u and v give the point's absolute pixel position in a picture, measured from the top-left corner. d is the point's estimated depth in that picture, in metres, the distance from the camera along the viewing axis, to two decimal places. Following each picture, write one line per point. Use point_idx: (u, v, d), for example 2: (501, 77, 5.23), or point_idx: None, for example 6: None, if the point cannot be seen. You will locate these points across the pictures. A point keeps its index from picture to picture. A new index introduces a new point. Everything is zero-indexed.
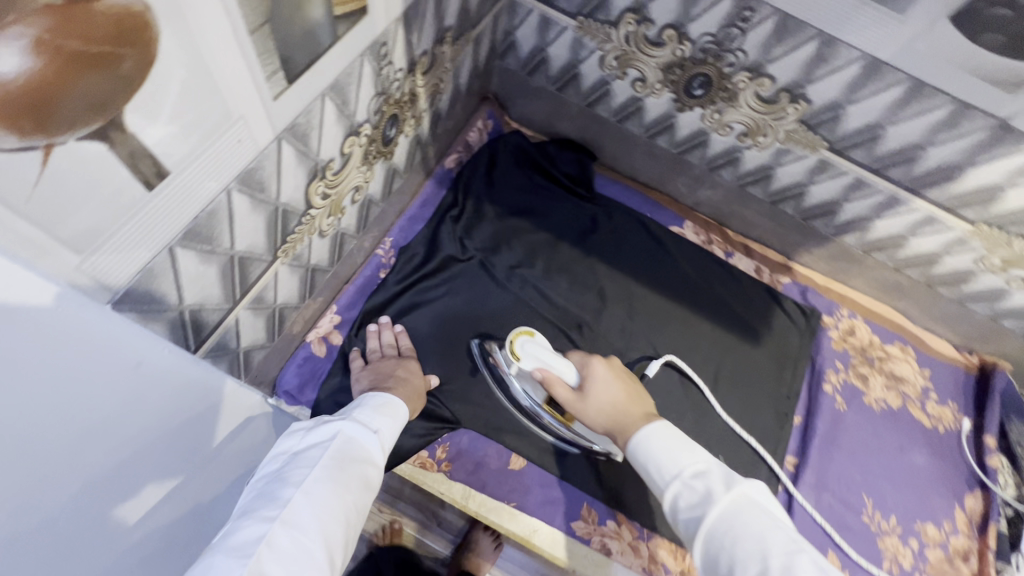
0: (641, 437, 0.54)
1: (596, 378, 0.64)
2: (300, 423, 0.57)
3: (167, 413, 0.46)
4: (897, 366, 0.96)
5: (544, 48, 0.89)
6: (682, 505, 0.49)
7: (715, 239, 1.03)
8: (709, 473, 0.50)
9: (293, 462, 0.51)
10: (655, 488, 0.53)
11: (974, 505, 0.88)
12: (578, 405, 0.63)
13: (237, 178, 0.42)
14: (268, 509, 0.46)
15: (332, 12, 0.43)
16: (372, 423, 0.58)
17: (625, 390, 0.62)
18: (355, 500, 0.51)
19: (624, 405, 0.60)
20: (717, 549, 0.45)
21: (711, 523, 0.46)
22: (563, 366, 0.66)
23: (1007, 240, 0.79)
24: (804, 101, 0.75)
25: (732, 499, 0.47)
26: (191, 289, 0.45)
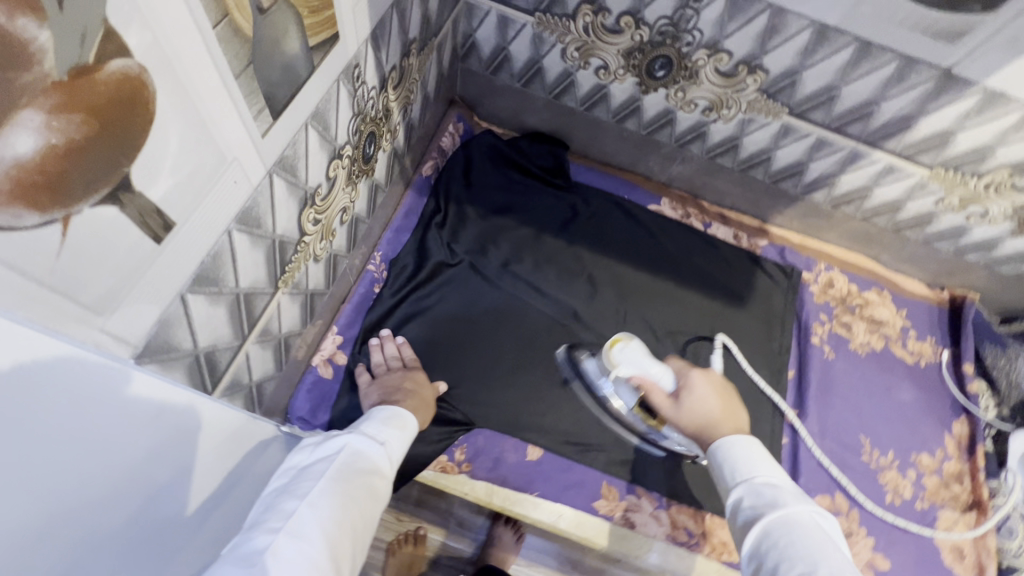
0: (724, 441, 0.57)
1: (695, 390, 0.64)
2: (307, 440, 0.59)
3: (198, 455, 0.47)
4: (877, 311, 1.01)
5: (505, 46, 0.90)
6: (745, 503, 0.51)
7: (692, 212, 1.06)
8: (781, 484, 0.52)
9: (301, 475, 0.53)
10: (723, 486, 0.55)
11: (961, 430, 0.94)
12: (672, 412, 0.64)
13: (235, 219, 0.43)
14: (274, 521, 0.47)
15: (307, 44, 0.43)
16: (380, 435, 0.60)
17: (722, 403, 0.63)
18: (361, 511, 0.52)
19: (719, 418, 0.61)
20: (770, 545, 0.47)
21: (772, 522, 0.48)
22: (660, 373, 0.66)
23: (963, 180, 0.84)
24: (762, 71, 0.78)
25: (798, 511, 0.48)
26: (204, 332, 0.45)
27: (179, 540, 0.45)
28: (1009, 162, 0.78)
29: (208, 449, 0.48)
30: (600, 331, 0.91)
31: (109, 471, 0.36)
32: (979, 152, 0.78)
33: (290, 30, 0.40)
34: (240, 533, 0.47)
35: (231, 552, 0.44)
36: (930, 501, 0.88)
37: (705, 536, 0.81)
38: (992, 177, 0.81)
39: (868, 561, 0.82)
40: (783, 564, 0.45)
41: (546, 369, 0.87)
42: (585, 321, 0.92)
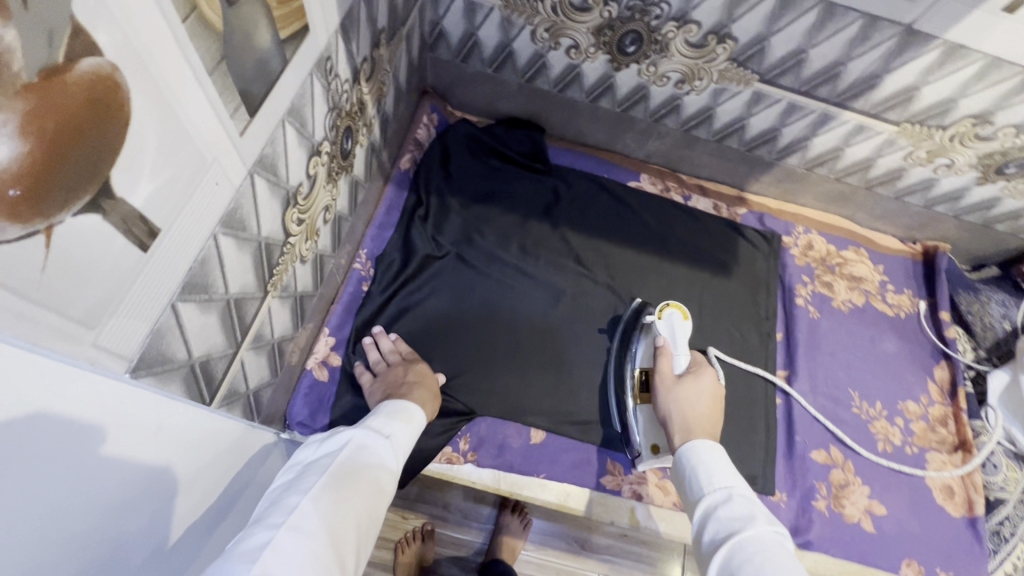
0: (704, 448, 0.61)
1: (701, 381, 0.73)
2: (313, 436, 0.58)
3: (202, 464, 0.46)
4: (855, 268, 1.04)
5: (474, 32, 0.89)
6: (720, 516, 0.53)
7: (671, 186, 1.07)
8: (755, 502, 0.53)
9: (306, 471, 0.52)
10: (696, 499, 0.57)
11: (943, 375, 0.97)
12: (669, 384, 0.73)
13: (220, 222, 0.42)
14: (277, 516, 0.45)
15: (278, 37, 0.42)
16: (385, 429, 0.61)
17: (710, 407, 0.70)
18: (366, 504, 0.51)
19: (699, 418, 0.68)
20: (742, 556, 0.48)
21: (744, 534, 0.49)
22: (683, 355, 0.77)
23: (929, 133, 0.86)
24: (731, 40, 0.79)
25: (770, 528, 0.50)
26: (198, 341, 0.44)
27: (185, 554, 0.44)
28: (972, 112, 0.80)
29: (211, 458, 0.47)
30: (592, 310, 0.92)
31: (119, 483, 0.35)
32: (943, 105, 0.81)
33: (261, 22, 0.39)
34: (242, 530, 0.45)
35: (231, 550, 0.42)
36: (919, 445, 0.91)
37: None
38: (957, 129, 0.84)
39: (865, 508, 0.85)
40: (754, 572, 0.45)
41: (542, 352, 0.88)
42: (577, 302, 0.92)
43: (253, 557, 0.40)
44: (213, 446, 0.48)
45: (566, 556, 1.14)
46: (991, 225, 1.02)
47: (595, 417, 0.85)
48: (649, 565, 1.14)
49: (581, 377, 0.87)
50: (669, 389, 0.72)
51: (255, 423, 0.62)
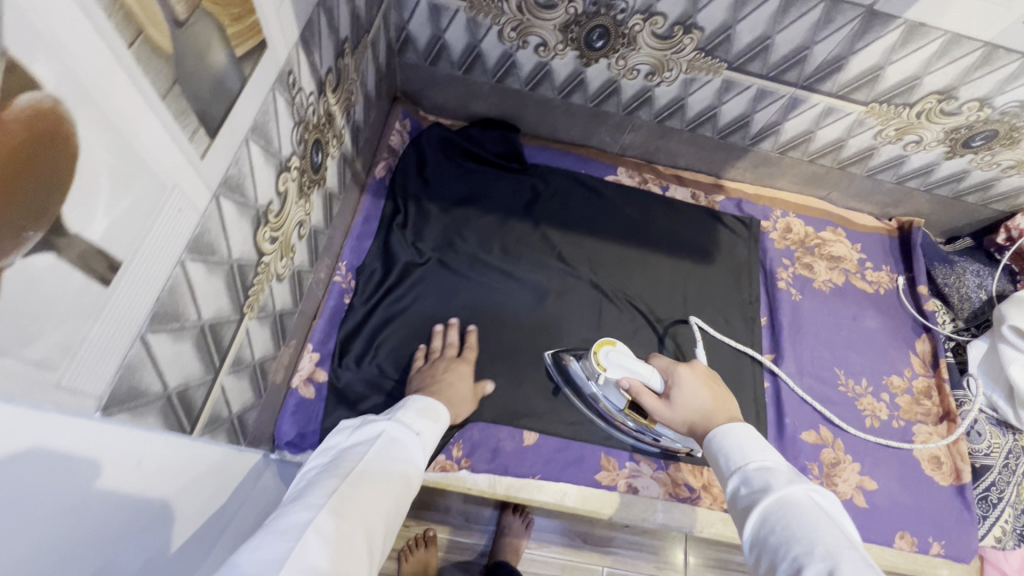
0: (720, 433, 0.59)
1: (683, 385, 0.67)
2: (347, 422, 0.62)
3: (174, 490, 0.45)
4: (834, 248, 1.06)
5: (441, 35, 0.88)
6: (743, 494, 0.51)
7: (649, 177, 1.07)
8: (775, 469, 0.51)
9: (342, 454, 0.55)
10: (723, 483, 0.55)
11: (924, 348, 0.99)
12: (665, 412, 0.67)
13: (187, 248, 0.41)
14: (320, 492, 0.49)
15: (234, 54, 0.41)
16: (415, 425, 0.63)
17: (711, 396, 0.66)
18: (396, 493, 0.54)
19: (712, 409, 0.64)
20: (767, 530, 0.46)
21: (766, 507, 0.48)
22: (649, 373, 0.70)
23: (897, 111, 0.87)
24: (697, 29, 0.79)
25: (790, 492, 0.48)
26: (173, 371, 0.43)
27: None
28: (937, 89, 0.82)
29: (183, 483, 0.46)
30: (577, 307, 0.92)
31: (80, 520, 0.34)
32: (908, 83, 0.82)
33: (215, 41, 0.38)
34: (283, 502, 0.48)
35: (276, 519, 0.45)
36: (905, 419, 0.93)
37: (706, 488, 0.84)
38: (923, 105, 0.85)
39: (857, 484, 0.86)
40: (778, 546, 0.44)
41: (531, 352, 0.87)
42: (562, 300, 0.92)
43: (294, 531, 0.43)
44: (187, 471, 0.47)
45: (570, 551, 1.14)
46: (962, 197, 1.04)
47: (586, 414, 0.85)
48: (652, 553, 1.15)
49: None
50: (668, 416, 0.67)
51: (241, 447, 0.62)
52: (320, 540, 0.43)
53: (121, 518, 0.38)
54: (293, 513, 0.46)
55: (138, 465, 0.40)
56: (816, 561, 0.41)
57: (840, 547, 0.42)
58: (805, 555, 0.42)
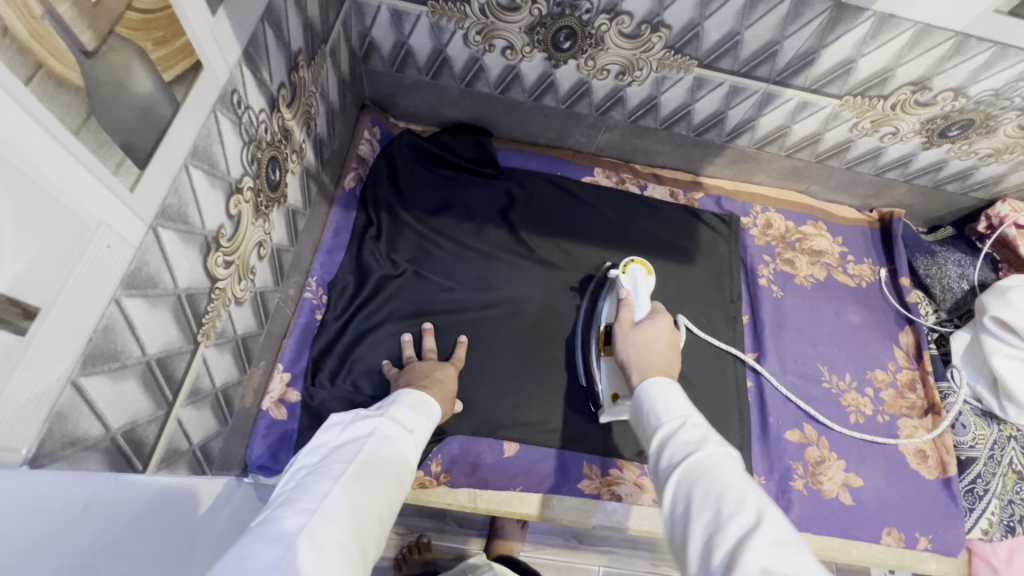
0: (661, 386, 0.57)
1: (657, 326, 0.72)
2: (337, 416, 0.59)
3: (129, 507, 0.43)
4: (815, 242, 1.04)
5: (405, 41, 0.86)
6: (675, 442, 0.50)
7: (627, 177, 1.06)
8: (711, 429, 0.51)
9: (332, 454, 0.53)
10: (652, 429, 0.54)
11: (908, 340, 0.98)
12: (626, 330, 0.72)
13: (123, 284, 0.39)
14: (308, 501, 0.46)
15: (161, 80, 0.39)
16: (407, 422, 0.61)
17: (667, 346, 0.69)
18: (387, 497, 0.52)
19: (658, 357, 0.67)
20: (696, 477, 0.45)
21: (700, 457, 0.47)
22: (644, 304, 0.77)
23: (871, 104, 0.86)
24: (665, 28, 0.77)
25: (723, 450, 0.47)
26: (116, 412, 0.42)
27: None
28: (910, 80, 0.80)
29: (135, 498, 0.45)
30: (555, 312, 0.91)
31: (53, 551, 0.33)
32: (881, 75, 0.80)
33: (136, 68, 0.36)
34: (269, 511, 0.46)
35: (262, 530, 0.43)
36: (890, 413, 0.92)
37: None
38: (897, 97, 0.84)
39: (843, 482, 0.86)
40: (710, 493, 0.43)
41: (509, 362, 0.86)
42: (540, 307, 0.91)
43: (283, 542, 0.42)
44: (134, 488, 0.45)
45: (564, 552, 1.13)
46: (942, 186, 1.03)
47: (566, 423, 0.84)
48: (647, 551, 1.14)
49: (549, 384, 0.86)
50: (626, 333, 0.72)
51: (207, 476, 0.61)
52: (307, 555, 0.41)
53: (96, 550, 0.37)
54: (279, 525, 0.44)
55: (85, 508, 0.38)
56: (745, 512, 0.41)
57: (765, 502, 0.42)
58: (734, 504, 0.42)
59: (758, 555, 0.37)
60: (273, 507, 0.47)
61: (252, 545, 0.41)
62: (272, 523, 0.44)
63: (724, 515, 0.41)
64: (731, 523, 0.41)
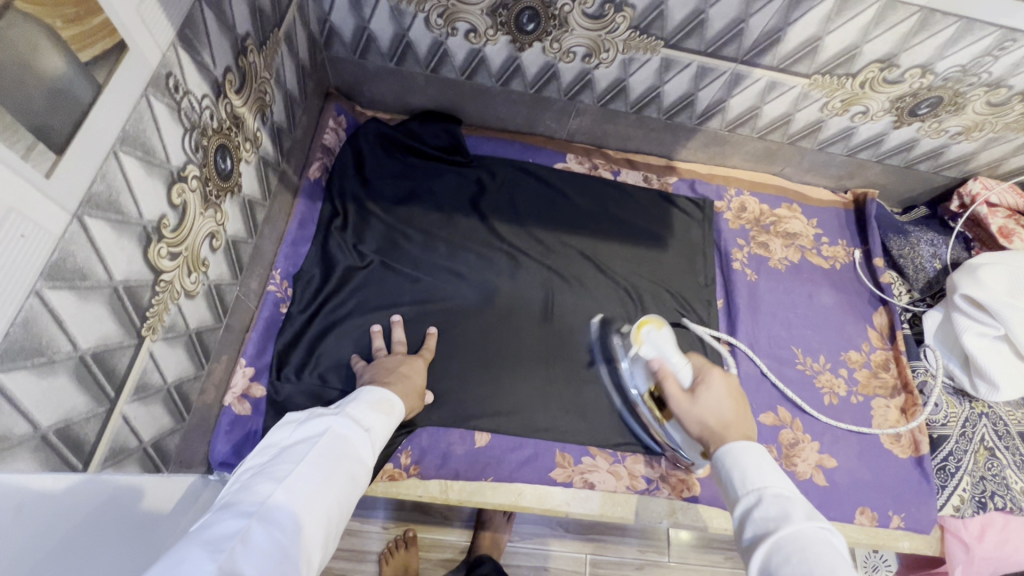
0: (736, 448, 0.57)
1: (715, 390, 0.66)
2: (293, 415, 0.59)
3: (76, 504, 0.44)
4: (789, 225, 1.04)
5: (366, 25, 0.84)
6: (756, 517, 0.50)
7: (599, 163, 1.05)
8: (792, 499, 0.50)
9: (279, 456, 0.53)
10: (732, 502, 0.54)
11: (882, 320, 0.98)
12: (685, 407, 0.66)
13: (43, 275, 0.38)
14: (248, 504, 0.46)
15: (77, 61, 0.37)
16: (364, 420, 0.59)
17: (737, 410, 0.64)
18: (338, 498, 0.51)
19: (734, 425, 0.61)
20: (781, 557, 0.45)
21: (782, 536, 0.46)
22: (683, 365, 0.71)
23: (840, 82, 0.85)
24: (629, 7, 0.76)
25: (806, 524, 0.47)
26: (45, 410, 0.40)
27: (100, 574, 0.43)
28: (878, 57, 0.79)
29: (85, 496, 0.45)
30: (527, 300, 0.90)
31: None
32: (848, 53, 0.79)
33: (42, 46, 0.34)
34: (209, 513, 0.45)
35: (198, 532, 0.43)
36: (864, 394, 0.92)
37: (664, 477, 0.83)
38: (866, 74, 0.83)
39: (817, 463, 0.86)
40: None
41: (481, 353, 0.85)
42: (511, 296, 0.89)
43: (219, 547, 0.41)
44: (85, 486, 0.45)
45: (552, 541, 1.13)
46: (914, 165, 1.02)
47: (539, 411, 0.83)
48: (634, 537, 1.14)
49: (520, 372, 0.85)
50: (685, 409, 0.66)
51: (164, 473, 0.60)
52: (240, 559, 0.41)
53: (26, 545, 0.37)
54: (215, 528, 0.43)
55: (20, 507, 0.38)
56: None
57: None
58: None
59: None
60: (215, 508, 0.47)
61: (187, 549, 0.41)
62: (209, 526, 0.44)
63: None
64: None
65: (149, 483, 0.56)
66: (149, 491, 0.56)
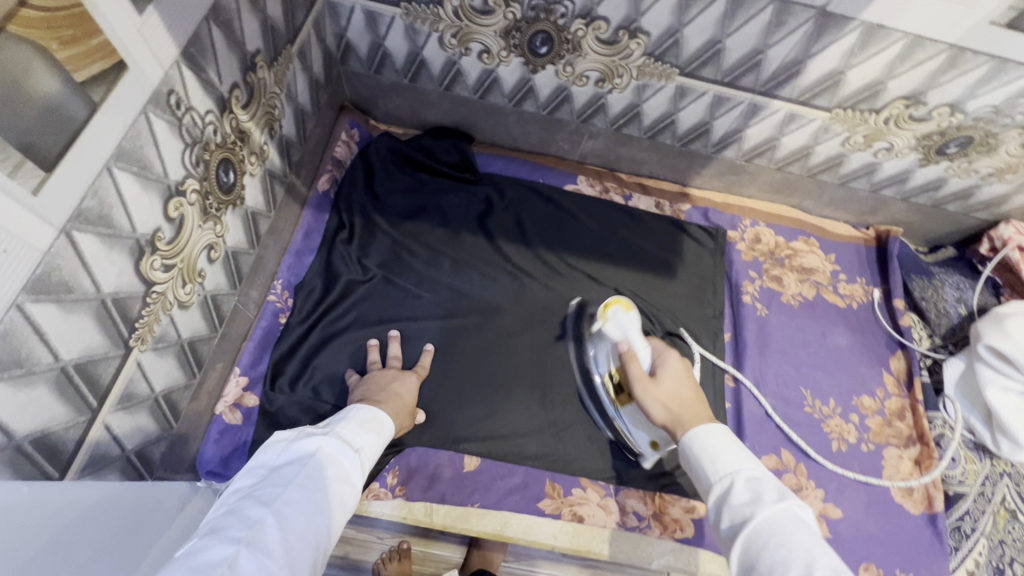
0: (703, 432, 0.57)
1: (673, 372, 0.67)
2: (282, 432, 0.57)
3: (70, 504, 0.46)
4: (805, 259, 1.00)
5: (381, 42, 0.84)
6: (732, 504, 0.50)
7: (611, 187, 1.03)
8: (763, 481, 0.50)
9: (268, 478, 0.51)
10: (707, 487, 0.53)
11: (899, 366, 0.94)
12: (647, 386, 0.66)
13: (25, 290, 0.38)
14: (236, 530, 0.45)
15: (72, 81, 0.38)
16: (354, 441, 0.59)
17: (693, 390, 0.66)
18: (326, 524, 0.51)
19: (690, 403, 0.63)
20: (759, 549, 0.45)
21: (757, 523, 0.46)
22: (645, 349, 0.71)
23: (863, 117, 0.82)
24: (643, 34, 0.75)
25: (780, 507, 0.47)
26: (20, 418, 0.41)
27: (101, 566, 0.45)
28: (902, 94, 0.76)
29: (79, 497, 0.47)
30: (527, 323, 0.88)
31: None
32: (872, 88, 0.76)
33: (35, 68, 0.35)
34: (195, 538, 0.45)
35: (184, 559, 0.42)
36: (875, 442, 0.87)
37: (657, 515, 0.80)
38: (890, 111, 0.80)
39: (819, 513, 0.82)
40: (772, 568, 0.43)
41: (476, 375, 0.84)
42: (510, 318, 0.88)
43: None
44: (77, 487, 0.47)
45: (547, 566, 1.10)
46: (942, 205, 0.98)
47: (531, 438, 0.82)
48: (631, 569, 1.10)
49: (515, 396, 0.83)
50: (648, 391, 0.66)
51: (148, 481, 0.61)
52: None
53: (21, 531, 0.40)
54: (202, 555, 0.43)
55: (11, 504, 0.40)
56: None
57: (835, 571, 0.41)
58: None
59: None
60: (201, 533, 0.46)
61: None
62: (196, 553, 0.43)
63: None
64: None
65: (138, 487, 0.57)
66: (141, 494, 0.57)
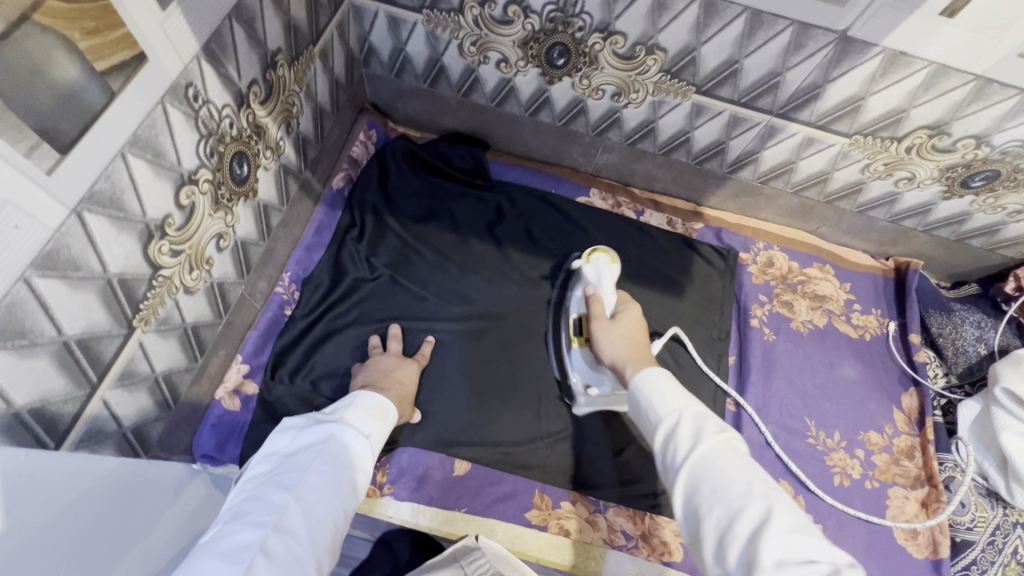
0: (653, 376, 0.56)
1: (629, 316, 0.73)
2: (291, 420, 0.59)
3: (76, 479, 0.47)
4: (819, 286, 0.98)
5: (402, 47, 0.86)
6: (677, 436, 0.50)
7: (623, 201, 1.02)
8: (704, 413, 0.52)
9: (285, 465, 0.53)
10: (651, 426, 0.53)
11: (911, 403, 0.90)
12: (605, 322, 0.72)
13: (33, 265, 0.40)
14: (261, 514, 0.47)
15: (92, 70, 0.40)
16: (364, 427, 0.59)
17: (643, 337, 0.71)
18: (343, 507, 0.53)
19: (639, 343, 0.68)
20: (704, 478, 0.47)
21: (704, 453, 0.48)
22: (613, 298, 0.77)
23: (884, 145, 0.80)
24: (660, 50, 0.75)
25: (723, 437, 0.49)
26: (20, 389, 0.42)
27: (98, 544, 0.46)
28: (926, 123, 0.74)
29: (83, 474, 0.49)
30: (528, 331, 0.88)
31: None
32: (893, 116, 0.75)
33: (56, 54, 0.37)
34: (222, 525, 0.47)
35: (214, 544, 0.45)
36: (880, 480, 0.84)
37: (645, 537, 0.78)
38: (912, 140, 0.78)
39: None
40: (718, 494, 0.45)
41: (473, 379, 0.84)
42: (512, 325, 0.88)
43: (236, 560, 0.43)
44: (81, 464, 0.49)
45: None
46: (966, 240, 0.94)
47: (522, 446, 0.81)
48: None
49: (510, 404, 0.83)
50: (605, 326, 0.71)
51: (144, 459, 0.63)
52: (259, 571, 0.43)
53: (32, 497, 0.41)
54: (230, 541, 0.45)
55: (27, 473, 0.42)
56: (757, 508, 0.44)
57: (773, 493, 0.45)
58: (747, 500, 0.44)
59: (774, 548, 0.40)
60: (225, 520, 0.48)
61: (205, 562, 0.43)
62: (224, 538, 0.45)
63: (738, 513, 0.43)
64: (743, 519, 0.43)
65: (137, 465, 0.59)
66: (142, 473, 0.59)
